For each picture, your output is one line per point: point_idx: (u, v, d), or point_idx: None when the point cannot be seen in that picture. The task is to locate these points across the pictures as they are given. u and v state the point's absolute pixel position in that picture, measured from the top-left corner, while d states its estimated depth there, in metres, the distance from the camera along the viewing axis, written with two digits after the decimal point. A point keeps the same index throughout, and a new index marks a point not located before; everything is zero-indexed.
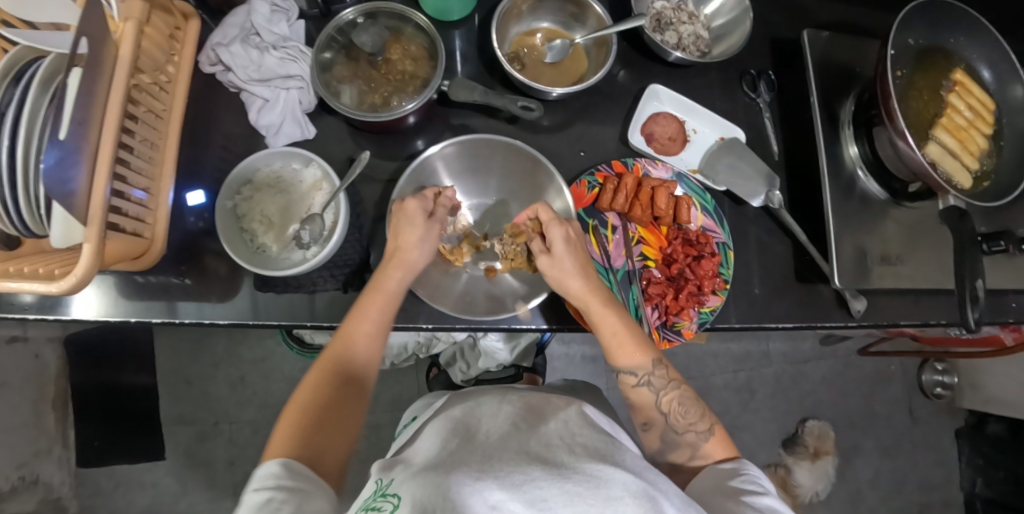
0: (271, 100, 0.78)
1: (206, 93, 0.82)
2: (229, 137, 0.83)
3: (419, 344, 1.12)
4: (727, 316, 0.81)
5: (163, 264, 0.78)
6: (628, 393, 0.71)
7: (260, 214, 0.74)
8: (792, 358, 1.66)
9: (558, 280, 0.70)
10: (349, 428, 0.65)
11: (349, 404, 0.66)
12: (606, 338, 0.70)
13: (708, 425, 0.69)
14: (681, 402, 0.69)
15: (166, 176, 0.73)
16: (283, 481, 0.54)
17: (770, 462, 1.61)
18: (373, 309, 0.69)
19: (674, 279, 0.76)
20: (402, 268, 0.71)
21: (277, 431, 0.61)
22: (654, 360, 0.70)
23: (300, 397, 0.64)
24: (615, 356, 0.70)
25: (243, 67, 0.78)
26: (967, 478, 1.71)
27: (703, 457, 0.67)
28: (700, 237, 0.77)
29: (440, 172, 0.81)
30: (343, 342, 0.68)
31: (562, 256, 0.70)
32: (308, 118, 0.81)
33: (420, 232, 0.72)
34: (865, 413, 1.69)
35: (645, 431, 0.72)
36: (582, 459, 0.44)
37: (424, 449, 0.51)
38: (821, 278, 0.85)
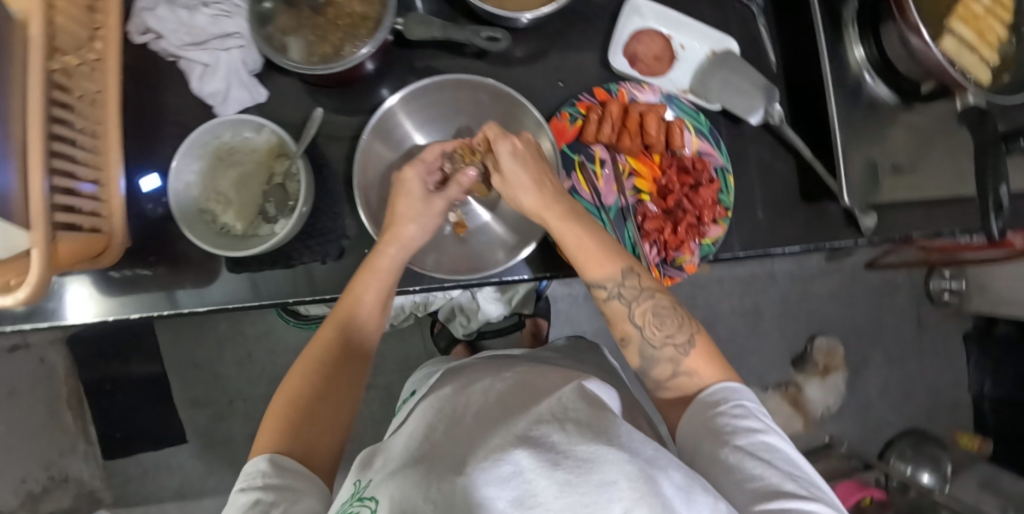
0: (211, 66, 0.70)
1: (145, 62, 0.74)
2: (177, 107, 0.75)
3: (416, 303, 1.04)
4: (729, 245, 0.77)
5: (131, 255, 0.73)
6: (602, 308, 0.67)
7: (216, 190, 0.67)
8: (797, 278, 1.63)
9: (514, 198, 0.67)
10: (344, 414, 0.61)
11: (341, 389, 0.62)
12: (571, 252, 0.66)
13: (688, 335, 0.64)
14: (656, 313, 0.65)
15: (115, 164, 0.67)
16: (272, 479, 0.52)
17: (781, 381, 1.61)
18: (370, 293, 0.65)
19: (672, 212, 0.69)
20: (395, 244, 0.66)
21: (266, 423, 0.58)
22: (625, 268, 0.65)
23: (291, 387, 0.61)
24: (584, 268, 0.66)
25: (175, 32, 0.71)
26: (976, 380, 1.72)
27: (687, 375, 0.63)
28: (696, 163, 0.70)
29: (405, 121, 0.73)
30: (332, 325, 0.64)
31: (511, 172, 0.65)
32: (256, 79, 0.73)
33: (419, 206, 0.67)
34: (873, 325, 1.68)
35: (623, 346, 0.68)
36: (574, 439, 0.40)
37: (406, 435, 0.51)
38: (827, 195, 0.79)
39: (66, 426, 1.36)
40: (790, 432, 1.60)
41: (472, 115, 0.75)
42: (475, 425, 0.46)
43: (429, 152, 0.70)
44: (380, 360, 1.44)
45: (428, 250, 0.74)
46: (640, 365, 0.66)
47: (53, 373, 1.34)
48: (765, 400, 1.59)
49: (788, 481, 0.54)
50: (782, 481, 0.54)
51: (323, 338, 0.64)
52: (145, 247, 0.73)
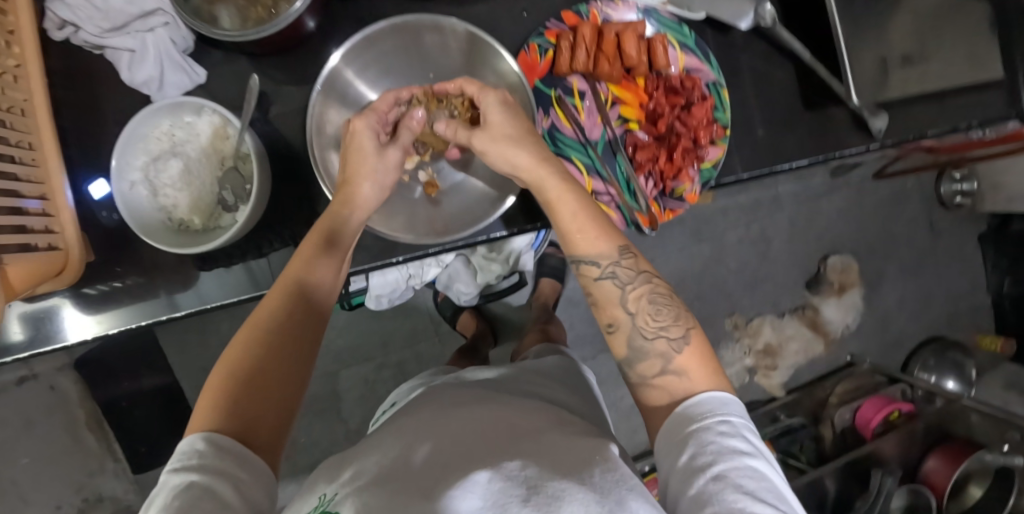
0: (138, 51, 0.62)
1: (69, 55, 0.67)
2: (114, 105, 0.68)
3: (411, 274, 0.98)
4: (731, 168, 0.71)
5: (95, 272, 0.66)
6: (590, 290, 0.59)
7: (167, 180, 0.61)
8: (805, 198, 1.57)
9: (500, 156, 0.59)
10: (296, 390, 0.54)
11: (283, 352, 0.54)
12: (568, 223, 0.58)
13: (683, 331, 0.57)
14: (652, 302, 0.58)
15: (59, 176, 0.61)
16: (204, 461, 0.45)
17: (797, 305, 1.58)
18: (318, 247, 0.59)
19: (664, 138, 0.64)
20: (351, 207, 0.61)
21: (202, 397, 0.51)
22: (619, 247, 0.58)
23: (228, 357, 0.53)
24: (574, 245, 0.58)
25: (89, 19, 0.62)
26: (993, 281, 1.69)
27: (676, 373, 0.55)
28: (685, 81, 0.63)
29: (358, 81, 0.67)
30: (276, 290, 0.57)
31: (498, 121, 0.59)
32: (191, 59, 0.65)
33: (373, 161, 0.63)
34: (886, 236, 1.63)
35: (609, 334, 0.60)
36: (547, 477, 0.43)
37: (380, 452, 0.51)
38: (833, 100, 0.73)
39: (88, 447, 1.34)
40: (811, 356, 1.58)
41: (440, 64, 0.70)
42: (449, 449, 0.48)
43: (381, 99, 0.65)
44: (389, 337, 1.41)
45: (403, 214, 0.69)
46: (625, 357, 0.58)
47: (66, 398, 1.32)
48: (782, 327, 1.56)
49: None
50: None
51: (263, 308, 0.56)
52: (107, 257, 0.67)
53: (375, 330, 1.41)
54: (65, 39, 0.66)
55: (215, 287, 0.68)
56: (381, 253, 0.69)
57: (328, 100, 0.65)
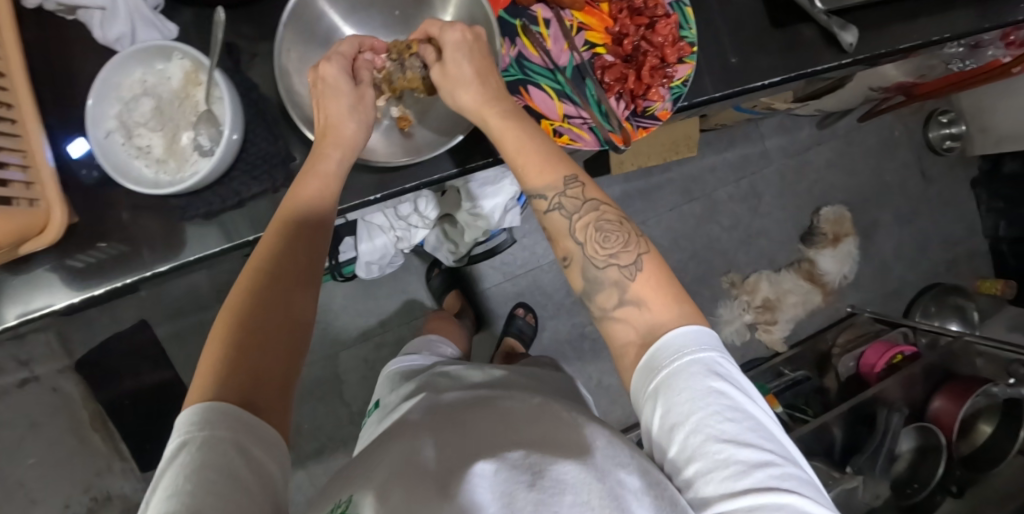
0: (109, 9, 0.63)
1: (45, 27, 0.69)
2: (91, 74, 0.70)
3: (399, 239, 0.99)
4: (703, 88, 0.72)
5: (80, 234, 0.68)
6: (543, 224, 0.59)
7: (141, 123, 0.61)
8: (792, 150, 1.57)
9: (451, 92, 0.60)
10: (297, 346, 0.52)
11: (286, 293, 0.52)
12: (511, 157, 0.58)
13: (634, 256, 0.55)
14: (600, 228, 0.56)
15: (38, 136, 0.63)
16: (207, 433, 0.42)
17: (792, 260, 1.58)
18: (311, 194, 0.58)
19: (632, 58, 0.64)
20: (339, 147, 0.61)
21: (198, 374, 0.47)
22: (567, 175, 0.57)
23: (228, 308, 0.51)
24: (523, 179, 0.58)
25: None
26: (990, 224, 1.68)
27: (634, 304, 0.54)
28: (648, 2, 0.63)
29: (330, 12, 0.67)
30: (273, 238, 0.55)
31: (455, 59, 0.59)
32: (163, 16, 0.67)
33: (345, 101, 0.62)
34: (877, 185, 1.63)
35: (565, 268, 0.59)
36: (548, 461, 0.43)
37: (390, 446, 0.50)
38: (799, 18, 0.73)
39: (94, 446, 1.34)
40: (811, 309, 1.57)
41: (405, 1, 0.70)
42: (454, 444, 0.48)
43: (343, 45, 0.65)
44: (387, 316, 1.42)
45: (374, 145, 0.69)
46: (583, 289, 0.57)
47: (69, 398, 1.33)
48: (780, 281, 1.56)
49: (766, 460, 0.46)
50: (756, 461, 0.45)
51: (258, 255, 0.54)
52: (91, 222, 0.68)
53: (372, 309, 1.42)
54: (37, 6, 0.68)
55: (199, 241, 0.70)
56: (355, 196, 0.68)
57: (294, 37, 0.65)
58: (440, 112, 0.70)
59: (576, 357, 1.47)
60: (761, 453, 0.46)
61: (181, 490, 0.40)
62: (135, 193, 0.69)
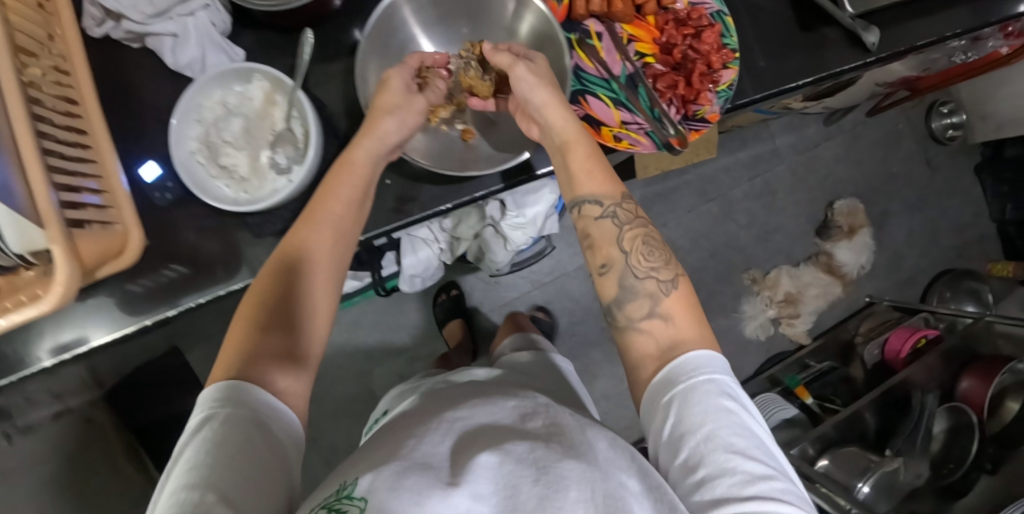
0: (180, 35, 0.66)
1: (111, 60, 0.73)
2: (155, 103, 0.74)
3: (443, 251, 1.04)
4: (743, 91, 0.76)
5: (149, 257, 0.72)
6: (588, 230, 0.62)
7: (225, 142, 0.65)
8: (802, 147, 1.61)
9: (529, 87, 0.63)
10: (309, 334, 0.58)
11: (310, 276, 0.59)
12: (576, 164, 0.63)
13: (672, 275, 0.59)
14: (646, 242, 0.61)
15: (112, 160, 0.67)
16: (227, 410, 0.47)
17: (809, 254, 1.61)
18: (344, 190, 0.62)
19: (681, 66, 0.67)
20: (369, 138, 0.63)
21: (224, 350, 0.54)
22: (621, 192, 0.62)
23: (262, 285, 0.58)
24: (578, 183, 0.62)
25: (133, 6, 0.65)
26: (996, 209, 1.73)
27: (662, 317, 0.57)
28: (691, 13, 0.67)
29: (407, 25, 0.71)
30: (308, 225, 0.60)
31: (541, 64, 0.65)
32: (230, 41, 0.70)
33: (409, 96, 0.66)
34: (885, 177, 1.68)
35: (599, 276, 0.62)
36: (554, 457, 0.43)
37: (394, 438, 0.49)
38: (825, 22, 0.78)
39: None
40: (831, 300, 1.60)
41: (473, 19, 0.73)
42: (466, 436, 0.46)
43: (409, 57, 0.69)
44: (418, 330, 1.45)
45: (437, 154, 0.73)
46: (614, 298, 0.60)
47: None
48: (799, 275, 1.59)
49: (768, 471, 0.47)
50: (757, 474, 0.46)
51: (292, 239, 0.60)
52: (158, 244, 0.72)
53: (402, 324, 1.44)
54: (104, 36, 0.72)
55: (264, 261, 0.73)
56: (411, 211, 0.72)
57: (370, 51, 0.68)
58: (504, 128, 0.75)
59: (606, 360, 1.47)
60: (760, 466, 0.47)
61: (201, 461, 0.44)
62: (201, 217, 0.73)
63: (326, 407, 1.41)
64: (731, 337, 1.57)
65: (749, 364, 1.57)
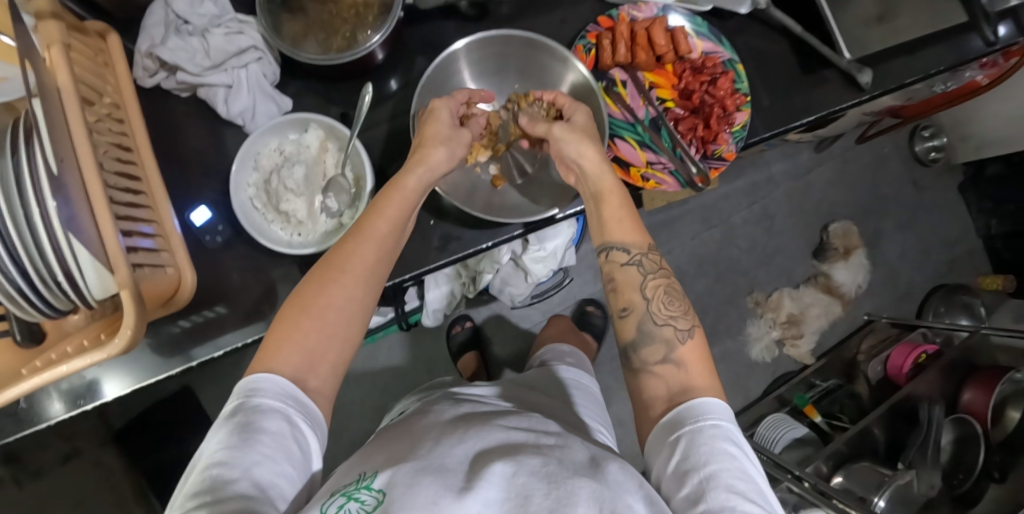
0: (234, 86, 0.70)
1: (158, 110, 0.76)
2: (199, 150, 0.77)
3: (464, 284, 1.07)
4: (755, 131, 0.83)
5: (195, 298, 0.75)
6: (613, 275, 0.65)
7: (284, 186, 0.70)
8: (796, 174, 1.68)
9: (573, 144, 0.68)
10: (347, 349, 0.59)
11: (354, 291, 0.59)
12: (608, 211, 0.66)
13: (689, 325, 0.63)
14: (667, 292, 0.64)
15: (164, 206, 0.69)
16: (258, 400, 0.51)
17: (808, 275, 1.67)
18: (392, 211, 0.63)
19: (699, 110, 0.73)
20: (424, 166, 0.66)
21: (263, 349, 0.56)
22: (647, 243, 0.65)
23: (305, 287, 0.58)
24: (607, 232, 0.66)
25: (189, 59, 0.68)
26: (981, 224, 1.79)
27: (676, 363, 0.60)
28: (706, 62, 0.73)
29: (464, 71, 0.76)
30: (356, 240, 0.60)
31: (582, 119, 0.70)
32: (277, 90, 0.74)
33: (448, 132, 0.69)
34: (875, 197, 1.75)
35: (620, 319, 0.65)
36: (569, 474, 0.46)
37: (406, 442, 0.54)
38: (824, 63, 0.84)
39: None
40: (832, 319, 1.65)
41: (524, 76, 0.78)
42: (490, 451, 0.50)
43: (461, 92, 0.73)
44: (431, 364, 1.45)
45: (465, 191, 0.77)
46: (631, 340, 0.63)
47: None
48: (801, 296, 1.64)
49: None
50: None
51: (339, 250, 0.60)
52: (203, 286, 0.75)
53: (415, 358, 1.45)
54: (153, 85, 0.75)
55: None
56: (446, 250, 0.76)
57: (427, 93, 0.74)
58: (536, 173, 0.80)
59: (618, 386, 1.49)
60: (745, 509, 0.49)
61: (229, 444, 0.47)
62: (246, 258, 0.77)
63: (341, 443, 1.41)
64: (738, 360, 1.60)
65: (756, 384, 1.61)
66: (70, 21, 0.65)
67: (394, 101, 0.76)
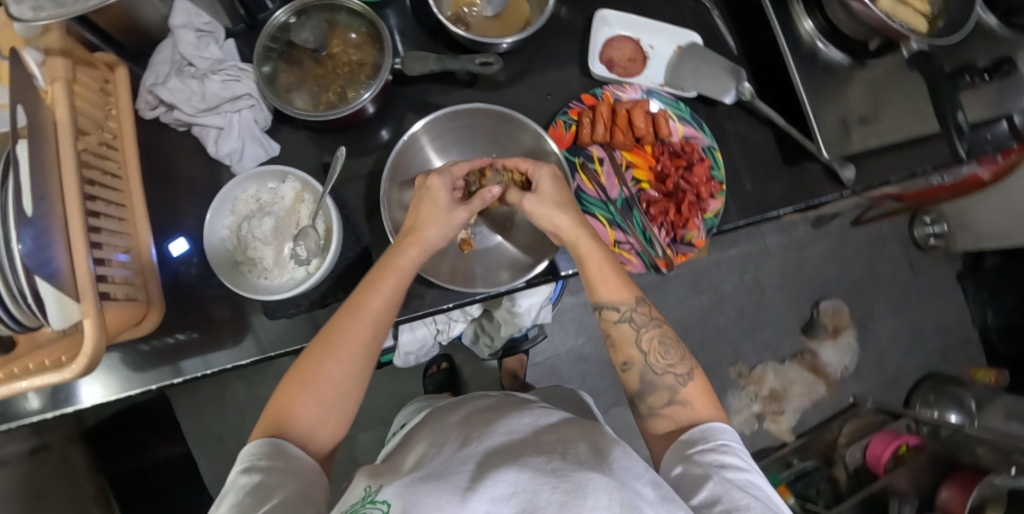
0: (226, 128, 0.74)
1: (155, 139, 0.79)
2: (190, 180, 0.79)
3: (437, 332, 1.07)
4: (728, 217, 0.84)
5: (166, 323, 0.76)
6: (609, 331, 0.71)
7: (254, 237, 0.73)
8: (790, 247, 1.68)
9: (545, 216, 0.71)
10: (349, 409, 0.64)
11: (347, 367, 0.63)
12: (593, 273, 0.70)
13: (687, 368, 0.68)
14: (661, 342, 0.69)
15: (143, 234, 0.71)
16: (268, 462, 0.56)
17: (795, 350, 1.65)
18: (385, 288, 0.66)
19: (673, 194, 0.79)
20: (417, 246, 0.69)
21: (265, 417, 0.61)
22: (636, 298, 0.70)
23: (304, 361, 0.63)
24: (597, 291, 0.70)
25: (186, 101, 0.73)
26: (977, 314, 1.75)
27: (682, 403, 0.66)
28: (685, 147, 0.80)
29: (427, 150, 0.79)
30: (351, 317, 0.65)
31: (548, 190, 0.72)
32: (268, 135, 0.77)
33: (439, 210, 0.70)
34: (871, 278, 1.72)
35: (623, 371, 0.70)
36: (573, 467, 0.50)
37: (411, 457, 0.57)
38: (807, 156, 0.86)
39: None
40: (815, 399, 1.63)
41: (498, 145, 0.81)
42: (493, 458, 0.53)
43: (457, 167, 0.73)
44: (405, 400, 1.45)
45: (434, 257, 0.79)
46: (637, 389, 0.68)
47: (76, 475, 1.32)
48: (785, 372, 1.63)
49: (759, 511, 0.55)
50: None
51: (336, 326, 0.64)
52: (176, 312, 0.76)
53: (389, 395, 1.44)
54: (153, 117, 0.78)
55: (271, 337, 0.76)
56: (417, 303, 0.77)
57: (399, 160, 0.76)
58: (516, 233, 0.83)
59: None
60: (756, 507, 0.56)
61: (251, 497, 0.53)
62: (221, 288, 0.77)
63: None
64: None
65: None
66: (79, 56, 0.67)
67: (383, 152, 0.78)
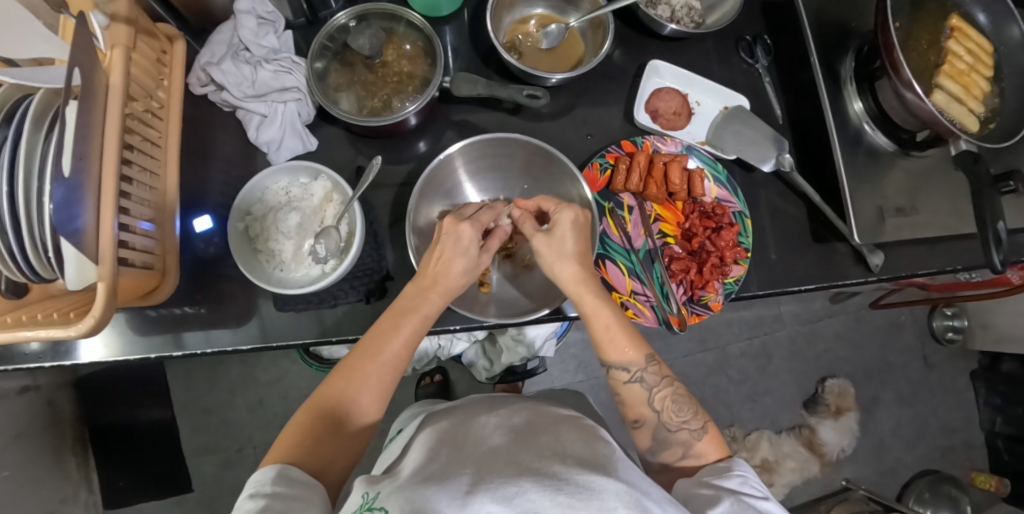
0: (268, 116, 0.75)
1: (202, 116, 0.80)
2: (228, 159, 0.81)
3: (439, 346, 1.07)
4: (748, 285, 0.82)
5: (175, 295, 0.76)
6: (618, 390, 0.70)
7: (273, 231, 0.74)
8: (804, 319, 1.66)
9: (550, 260, 0.72)
10: (361, 440, 0.65)
11: (366, 406, 0.65)
12: (598, 332, 0.70)
13: (702, 423, 0.68)
14: (675, 401, 0.68)
15: (171, 205, 0.71)
16: (274, 489, 0.54)
17: (794, 424, 1.61)
18: (406, 331, 0.67)
19: (697, 253, 0.80)
20: (442, 293, 0.70)
21: (274, 451, 0.60)
22: (647, 357, 0.69)
23: (320, 397, 0.64)
24: (605, 350, 0.70)
25: (236, 85, 0.75)
26: (986, 418, 1.70)
27: (696, 456, 0.66)
28: (716, 209, 0.81)
29: (460, 169, 0.80)
30: (367, 358, 0.65)
31: (563, 235, 0.71)
32: (308, 130, 0.79)
33: (465, 253, 0.71)
34: (880, 364, 1.68)
35: (635, 428, 0.70)
36: (575, 471, 0.50)
37: (412, 462, 0.57)
38: (838, 236, 0.85)
39: None
40: (806, 476, 1.59)
41: (531, 176, 0.83)
42: (490, 460, 0.52)
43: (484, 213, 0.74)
44: (394, 406, 1.44)
45: None
46: (649, 446, 0.69)
47: None
48: (780, 444, 1.59)
49: None
50: None
51: (355, 366, 0.65)
52: (187, 286, 0.77)
53: None
54: (202, 93, 0.80)
55: (275, 327, 0.77)
56: None
57: (431, 181, 0.77)
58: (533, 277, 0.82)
59: None
60: None
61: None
62: (234, 269, 0.78)
63: None
64: None
65: None
66: (143, 24, 0.68)
67: (419, 165, 0.80)
